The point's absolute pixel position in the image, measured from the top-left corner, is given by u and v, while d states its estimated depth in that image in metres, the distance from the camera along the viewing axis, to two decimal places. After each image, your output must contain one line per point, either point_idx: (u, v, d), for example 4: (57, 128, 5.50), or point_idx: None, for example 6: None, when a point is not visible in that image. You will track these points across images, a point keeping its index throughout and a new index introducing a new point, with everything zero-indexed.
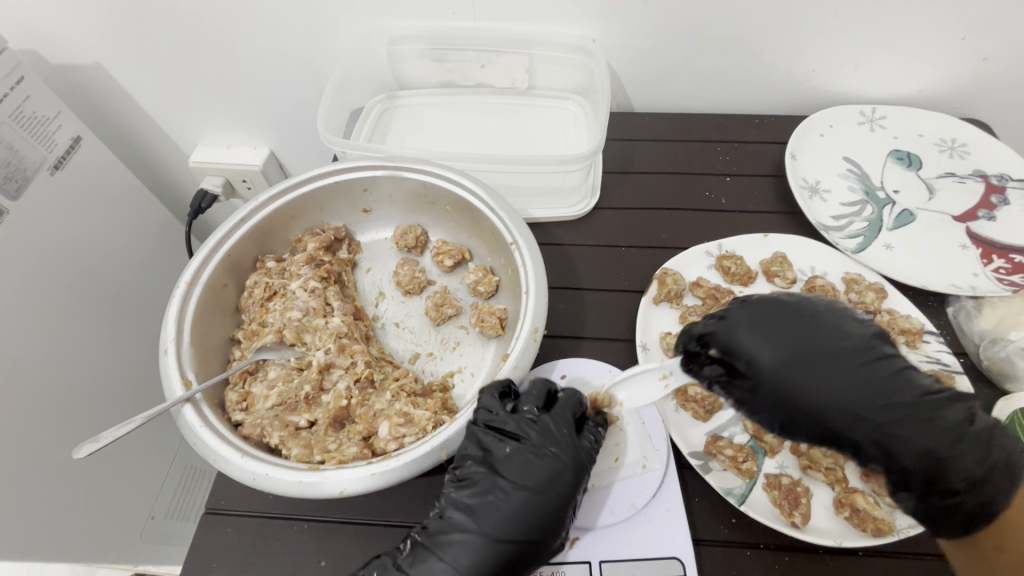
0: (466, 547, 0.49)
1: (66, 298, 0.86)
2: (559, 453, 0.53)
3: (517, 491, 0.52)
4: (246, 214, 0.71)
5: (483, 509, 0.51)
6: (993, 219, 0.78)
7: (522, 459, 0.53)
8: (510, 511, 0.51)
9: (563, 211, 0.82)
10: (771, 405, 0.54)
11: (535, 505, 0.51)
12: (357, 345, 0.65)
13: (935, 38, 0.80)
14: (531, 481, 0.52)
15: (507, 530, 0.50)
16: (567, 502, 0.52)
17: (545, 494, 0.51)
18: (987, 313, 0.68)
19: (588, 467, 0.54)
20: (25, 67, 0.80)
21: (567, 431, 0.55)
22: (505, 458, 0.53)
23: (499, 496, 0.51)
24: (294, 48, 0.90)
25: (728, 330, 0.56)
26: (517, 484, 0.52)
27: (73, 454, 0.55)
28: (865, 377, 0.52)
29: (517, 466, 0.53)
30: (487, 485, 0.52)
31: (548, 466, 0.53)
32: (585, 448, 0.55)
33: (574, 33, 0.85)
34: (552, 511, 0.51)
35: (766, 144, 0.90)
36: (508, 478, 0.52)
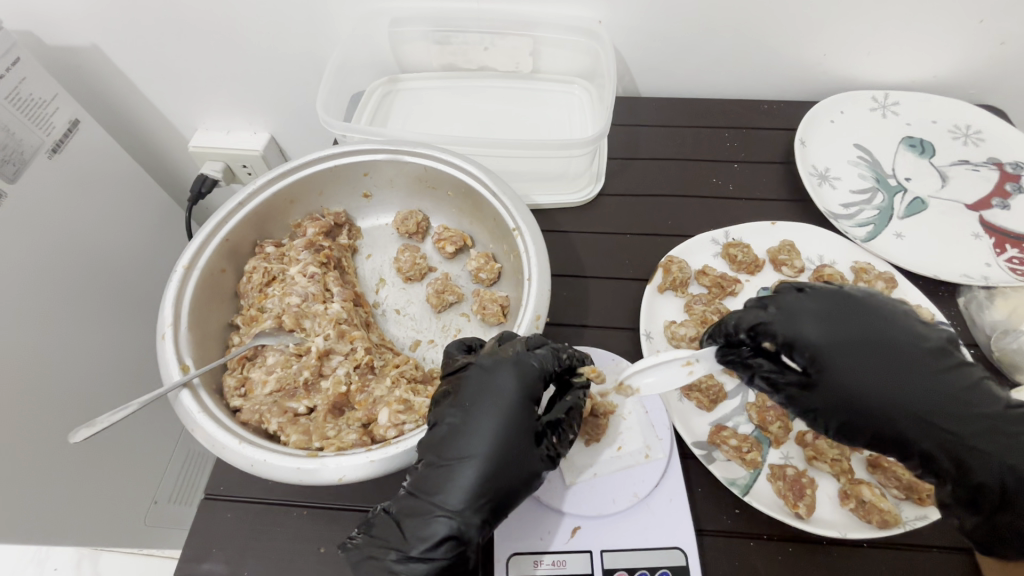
0: (444, 485, 0.48)
1: (66, 284, 0.85)
2: (504, 368, 0.53)
3: (476, 411, 0.51)
4: (245, 197, 0.69)
5: (450, 439, 0.50)
6: (1007, 208, 0.76)
7: (471, 381, 0.53)
8: (474, 434, 0.50)
9: (567, 198, 0.80)
10: (833, 405, 0.52)
11: (497, 423, 0.50)
12: (356, 331, 0.65)
13: (952, 21, 0.78)
14: (481, 400, 0.51)
15: (478, 454, 0.49)
16: (527, 410, 0.51)
17: (501, 409, 0.51)
18: (1000, 303, 0.67)
19: (535, 375, 0.53)
20: (21, 48, 0.79)
21: (505, 350, 0.54)
22: (456, 390, 0.53)
23: (460, 421, 0.51)
24: (294, 30, 0.88)
25: (792, 324, 0.54)
26: (473, 407, 0.51)
27: (69, 438, 0.54)
28: (939, 383, 0.50)
29: (468, 393, 0.52)
30: (444, 419, 0.51)
31: (499, 381, 0.52)
32: (530, 360, 0.53)
33: (581, 15, 0.83)
34: (517, 422, 0.51)
35: (775, 130, 0.88)
36: (462, 408, 0.51)
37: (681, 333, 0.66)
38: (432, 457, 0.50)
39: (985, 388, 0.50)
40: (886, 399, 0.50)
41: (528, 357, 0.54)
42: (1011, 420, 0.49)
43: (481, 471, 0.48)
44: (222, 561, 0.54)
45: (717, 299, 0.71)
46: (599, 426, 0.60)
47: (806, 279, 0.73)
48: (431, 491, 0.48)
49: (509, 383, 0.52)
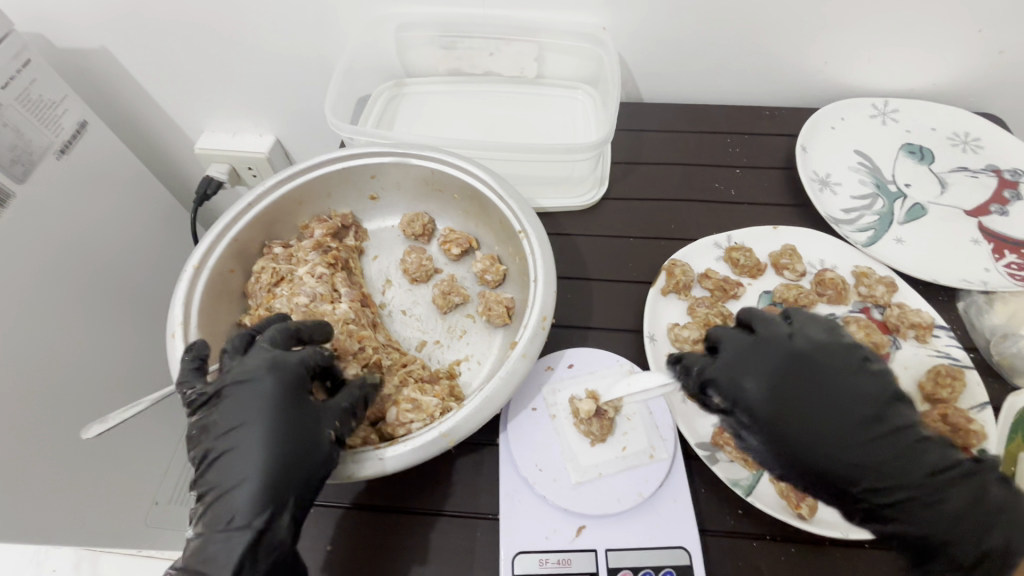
0: (229, 508, 0.47)
1: (72, 283, 0.86)
2: (263, 386, 0.51)
3: (241, 433, 0.49)
4: (254, 198, 0.70)
5: (224, 466, 0.48)
6: (1005, 215, 0.77)
7: (226, 413, 0.50)
8: (246, 453, 0.48)
9: (571, 201, 0.81)
10: (771, 457, 0.51)
11: (263, 439, 0.49)
12: (365, 331, 0.65)
13: (950, 31, 0.79)
14: (241, 413, 0.50)
15: (247, 475, 0.48)
16: (291, 412, 0.51)
17: (266, 426, 0.49)
18: (999, 308, 0.68)
19: (294, 380, 0.52)
20: (31, 50, 0.79)
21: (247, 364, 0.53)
22: (211, 424, 0.51)
23: (235, 445, 0.49)
24: (303, 34, 0.89)
25: (731, 377, 0.53)
26: (242, 434, 0.49)
27: (81, 434, 0.55)
28: (871, 444, 0.49)
29: (227, 427, 0.50)
30: (222, 450, 0.49)
31: (243, 402, 0.51)
32: (293, 363, 0.53)
33: (585, 22, 0.84)
34: (274, 434, 0.49)
35: (777, 136, 0.89)
36: (225, 441, 0.49)
37: (684, 336, 0.67)
38: (210, 482, 0.49)
39: (924, 451, 0.49)
40: (817, 458, 0.49)
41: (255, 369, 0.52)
42: (932, 486, 0.47)
43: (254, 485, 0.47)
44: None
45: (720, 301, 0.72)
46: (604, 426, 0.60)
47: (807, 283, 0.74)
48: (212, 520, 0.47)
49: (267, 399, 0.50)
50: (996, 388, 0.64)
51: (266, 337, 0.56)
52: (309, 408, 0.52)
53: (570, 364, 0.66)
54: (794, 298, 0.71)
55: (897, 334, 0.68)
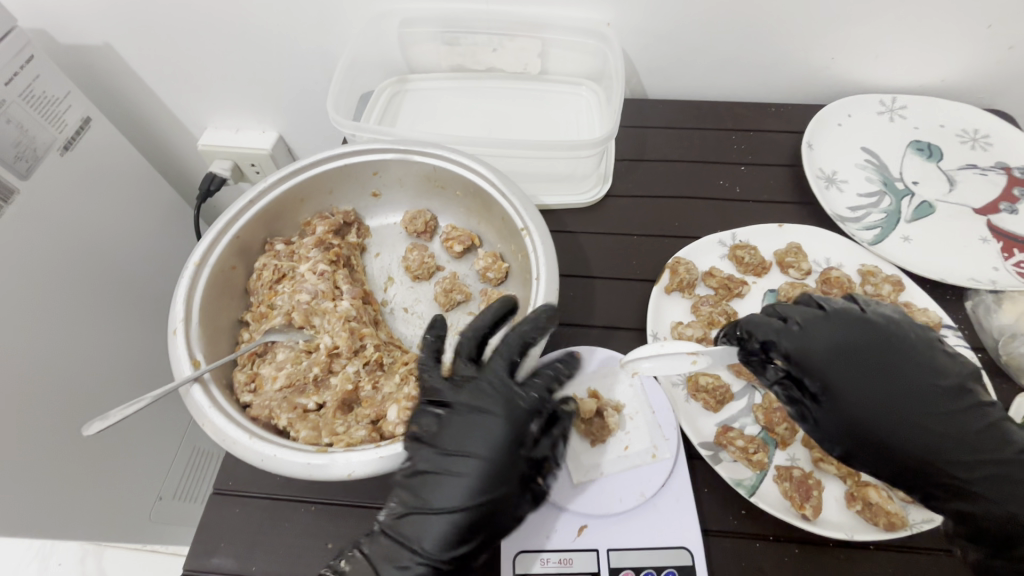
0: (439, 491, 0.50)
1: (81, 282, 0.87)
2: (494, 377, 0.54)
3: (453, 425, 0.52)
4: (256, 195, 0.70)
5: (432, 463, 0.51)
6: (1015, 213, 0.76)
7: (451, 413, 0.53)
8: (494, 436, 0.51)
9: (575, 198, 0.80)
10: (838, 431, 0.52)
11: (513, 418, 0.52)
12: (366, 328, 0.65)
13: (960, 26, 0.78)
14: (474, 438, 0.51)
15: (487, 456, 0.51)
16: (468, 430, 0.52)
17: (507, 413, 0.52)
18: (1008, 307, 0.67)
19: (509, 394, 0.53)
20: (35, 46, 0.79)
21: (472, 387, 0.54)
22: (449, 429, 0.52)
23: (456, 432, 0.52)
24: (306, 30, 0.89)
25: (805, 345, 0.53)
26: (479, 425, 0.52)
27: (83, 430, 0.56)
28: (944, 414, 0.51)
29: (459, 429, 0.52)
30: (455, 441, 0.52)
31: (529, 395, 0.53)
32: (493, 381, 0.54)
33: (589, 17, 0.83)
34: (523, 418, 0.52)
35: (782, 132, 0.88)
36: (462, 438, 0.52)
37: (689, 335, 0.67)
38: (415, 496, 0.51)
39: (1004, 432, 0.51)
40: (897, 429, 0.51)
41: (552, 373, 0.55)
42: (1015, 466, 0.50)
43: (504, 454, 0.51)
44: (231, 555, 0.55)
45: (724, 300, 0.72)
46: (604, 426, 0.60)
47: (812, 281, 0.73)
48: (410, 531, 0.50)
49: (532, 392, 0.53)
50: (1004, 389, 0.63)
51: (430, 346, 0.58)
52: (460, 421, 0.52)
53: None
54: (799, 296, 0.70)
55: None
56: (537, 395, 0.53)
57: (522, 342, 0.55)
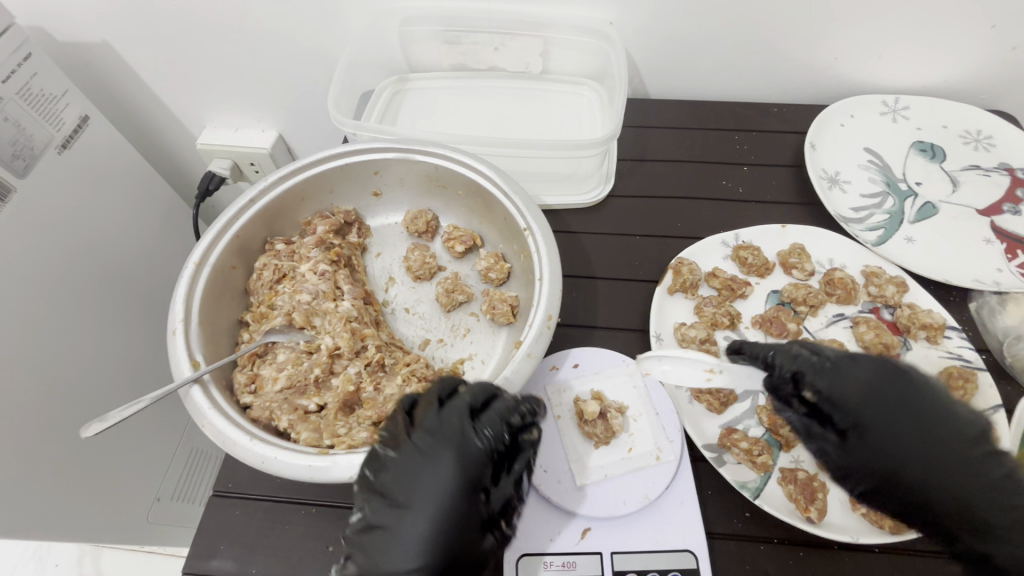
0: (388, 545, 0.46)
1: (80, 282, 0.86)
2: (450, 417, 0.51)
3: (397, 467, 0.49)
4: (256, 194, 0.69)
5: (379, 515, 0.47)
6: (1018, 214, 0.76)
7: (399, 453, 0.49)
8: (444, 480, 0.48)
9: (576, 199, 0.80)
10: (862, 469, 0.49)
11: (466, 460, 0.49)
12: (367, 329, 0.65)
13: (963, 26, 0.78)
14: (421, 486, 0.48)
15: (436, 504, 0.47)
16: (417, 477, 0.48)
17: (458, 453, 0.49)
18: (1011, 309, 0.67)
19: (464, 439, 0.50)
20: (32, 44, 0.79)
21: (430, 432, 0.50)
22: (396, 471, 0.48)
23: (400, 476, 0.48)
24: (306, 28, 0.88)
25: (834, 379, 0.50)
26: (430, 467, 0.48)
27: (81, 432, 0.55)
28: (982, 475, 0.45)
29: (408, 473, 0.48)
30: (402, 485, 0.48)
31: (484, 436, 0.50)
32: (450, 425, 0.50)
33: (591, 16, 0.83)
34: (474, 465, 0.49)
35: (785, 133, 0.88)
36: (411, 482, 0.48)
37: (692, 335, 0.66)
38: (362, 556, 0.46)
39: None
40: (921, 472, 0.46)
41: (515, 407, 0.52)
42: None
43: (455, 499, 0.47)
44: (231, 558, 0.54)
45: (727, 301, 0.71)
46: (609, 427, 0.59)
47: (816, 282, 0.72)
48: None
49: (488, 432, 0.50)
50: (1008, 391, 0.63)
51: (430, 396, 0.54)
52: (410, 464, 0.49)
53: (575, 364, 0.66)
54: (802, 297, 0.70)
55: (908, 334, 0.67)
56: (493, 434, 0.50)
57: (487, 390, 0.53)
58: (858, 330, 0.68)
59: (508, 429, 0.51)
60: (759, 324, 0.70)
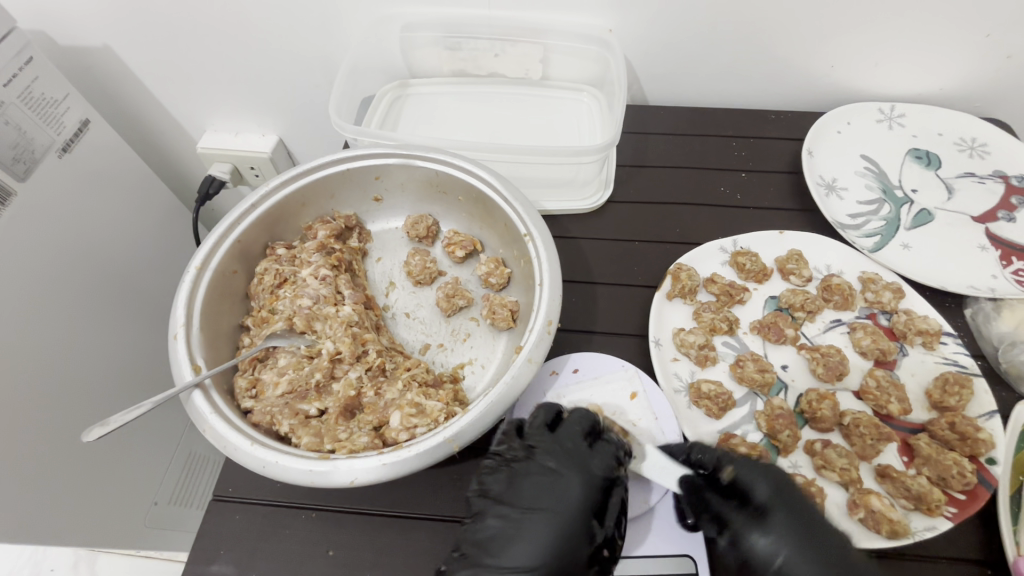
0: (508, 548, 0.50)
1: (81, 285, 0.87)
2: (567, 441, 0.56)
3: (525, 478, 0.54)
4: (257, 199, 0.70)
5: (506, 515, 0.52)
6: (1012, 221, 0.76)
7: (526, 466, 0.55)
8: (562, 497, 0.53)
9: (576, 204, 0.81)
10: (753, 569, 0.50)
11: (583, 479, 0.53)
12: (368, 334, 0.65)
13: (958, 35, 0.79)
14: (551, 495, 0.53)
15: (557, 518, 0.51)
16: (547, 488, 0.53)
17: (581, 476, 0.53)
18: (1007, 315, 0.69)
19: (586, 460, 0.55)
20: (34, 48, 0.79)
21: (562, 450, 0.56)
22: (524, 486, 0.54)
23: (531, 486, 0.54)
24: (308, 34, 0.89)
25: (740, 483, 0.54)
26: (554, 485, 0.54)
27: (83, 437, 0.55)
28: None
29: (535, 488, 0.54)
30: (529, 498, 0.53)
31: (602, 460, 0.55)
32: (571, 447, 0.56)
33: (591, 23, 0.84)
34: (597, 482, 0.53)
35: (783, 140, 0.89)
36: (535, 495, 0.53)
37: (690, 341, 0.67)
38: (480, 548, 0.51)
39: None
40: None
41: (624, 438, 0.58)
42: None
43: (571, 517, 0.52)
44: (230, 563, 0.54)
45: (725, 306, 0.72)
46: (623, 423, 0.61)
47: (814, 288, 0.73)
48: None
49: (605, 454, 0.55)
50: (1004, 397, 0.64)
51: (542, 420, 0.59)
52: (537, 475, 0.54)
53: (575, 369, 0.66)
54: (800, 303, 0.70)
55: (904, 340, 0.68)
56: (610, 458, 0.55)
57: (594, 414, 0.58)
58: (855, 335, 0.68)
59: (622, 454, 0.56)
60: (757, 330, 0.70)
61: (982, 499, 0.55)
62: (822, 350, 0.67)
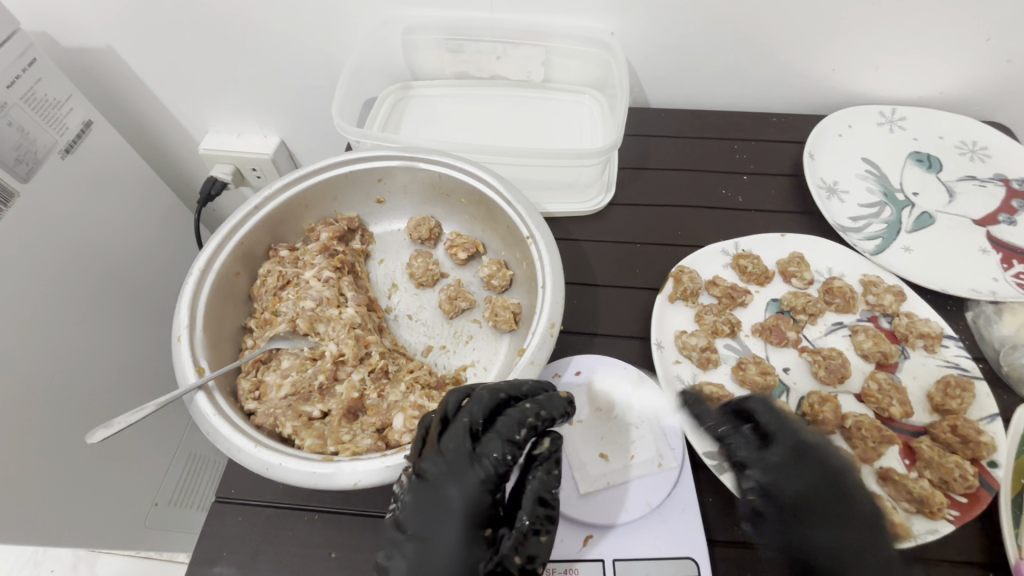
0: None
1: (82, 286, 0.87)
2: (452, 444, 0.50)
3: (416, 495, 0.49)
4: (260, 201, 0.70)
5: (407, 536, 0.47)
6: (1013, 224, 0.77)
7: (413, 482, 0.49)
8: (455, 510, 0.48)
9: (578, 207, 0.81)
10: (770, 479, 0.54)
11: (472, 489, 0.49)
12: (371, 336, 0.65)
13: (959, 38, 0.79)
14: (437, 512, 0.48)
15: (450, 538, 0.47)
16: (436, 502, 0.48)
17: (469, 481, 0.49)
18: (1007, 319, 0.69)
19: (476, 464, 0.50)
20: (37, 49, 0.79)
21: (449, 454, 0.50)
22: (408, 507, 0.48)
23: (418, 504, 0.48)
24: (311, 37, 0.89)
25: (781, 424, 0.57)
26: (438, 500, 0.48)
27: (86, 438, 0.55)
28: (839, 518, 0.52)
29: (418, 506, 0.48)
30: (417, 520, 0.48)
31: (489, 463, 0.50)
32: (456, 449, 0.50)
33: (592, 26, 0.84)
34: (484, 488, 0.49)
35: (784, 142, 0.89)
36: (424, 515, 0.48)
37: (692, 343, 0.67)
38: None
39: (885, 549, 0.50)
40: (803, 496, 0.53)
41: (519, 421, 0.51)
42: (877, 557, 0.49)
43: (465, 533, 0.47)
44: (233, 564, 0.54)
45: (727, 309, 0.72)
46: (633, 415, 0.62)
47: (815, 291, 0.73)
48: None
49: (492, 452, 0.50)
50: (1005, 400, 0.64)
51: (440, 413, 0.53)
52: (426, 488, 0.49)
53: (578, 371, 0.66)
54: (802, 305, 0.70)
55: (905, 343, 0.68)
56: (498, 454, 0.50)
57: (495, 397, 0.52)
58: (857, 338, 0.69)
59: (513, 448, 0.50)
60: (759, 333, 0.70)
61: (984, 502, 0.55)
62: (824, 353, 0.67)
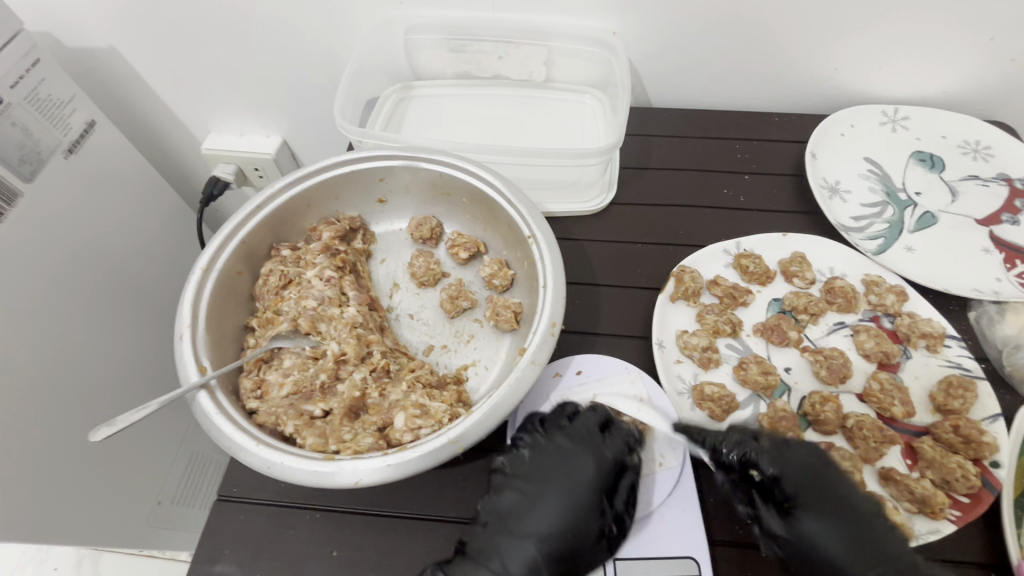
0: (529, 516, 0.55)
1: (85, 285, 0.87)
2: (585, 427, 0.60)
3: (541, 458, 0.58)
4: (262, 201, 0.70)
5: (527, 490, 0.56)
6: (1016, 224, 0.76)
7: (542, 447, 0.59)
8: (579, 479, 0.57)
9: (578, 207, 0.81)
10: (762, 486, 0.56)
11: (596, 464, 0.57)
12: (372, 335, 0.65)
13: (963, 37, 0.79)
14: (559, 476, 0.57)
15: (574, 499, 0.56)
16: (561, 469, 0.57)
17: (593, 457, 0.57)
18: (1011, 318, 0.68)
19: (605, 445, 0.58)
20: (41, 50, 0.79)
21: (579, 434, 0.59)
22: (532, 464, 0.58)
23: (543, 463, 0.58)
24: (313, 36, 0.89)
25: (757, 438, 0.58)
26: (568, 464, 0.58)
27: (89, 436, 0.56)
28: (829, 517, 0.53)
29: (539, 466, 0.58)
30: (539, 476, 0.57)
31: (615, 446, 0.58)
32: (586, 430, 0.60)
33: (594, 26, 0.84)
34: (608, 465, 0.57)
35: (785, 142, 0.89)
36: (549, 472, 0.57)
37: (694, 343, 0.67)
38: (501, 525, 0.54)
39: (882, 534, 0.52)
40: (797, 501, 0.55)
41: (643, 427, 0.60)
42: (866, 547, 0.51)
43: (587, 499, 0.55)
44: (235, 562, 0.54)
45: (729, 309, 0.72)
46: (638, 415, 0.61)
47: (817, 291, 0.73)
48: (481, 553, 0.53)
49: (616, 441, 0.59)
50: (1007, 400, 0.63)
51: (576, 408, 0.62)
52: (556, 458, 0.58)
53: (579, 370, 0.66)
54: (804, 305, 0.70)
55: (907, 343, 0.68)
56: (623, 443, 0.58)
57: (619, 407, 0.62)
58: (858, 338, 0.68)
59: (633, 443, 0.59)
60: (760, 332, 0.70)
61: (985, 502, 0.55)
62: (825, 353, 0.67)
